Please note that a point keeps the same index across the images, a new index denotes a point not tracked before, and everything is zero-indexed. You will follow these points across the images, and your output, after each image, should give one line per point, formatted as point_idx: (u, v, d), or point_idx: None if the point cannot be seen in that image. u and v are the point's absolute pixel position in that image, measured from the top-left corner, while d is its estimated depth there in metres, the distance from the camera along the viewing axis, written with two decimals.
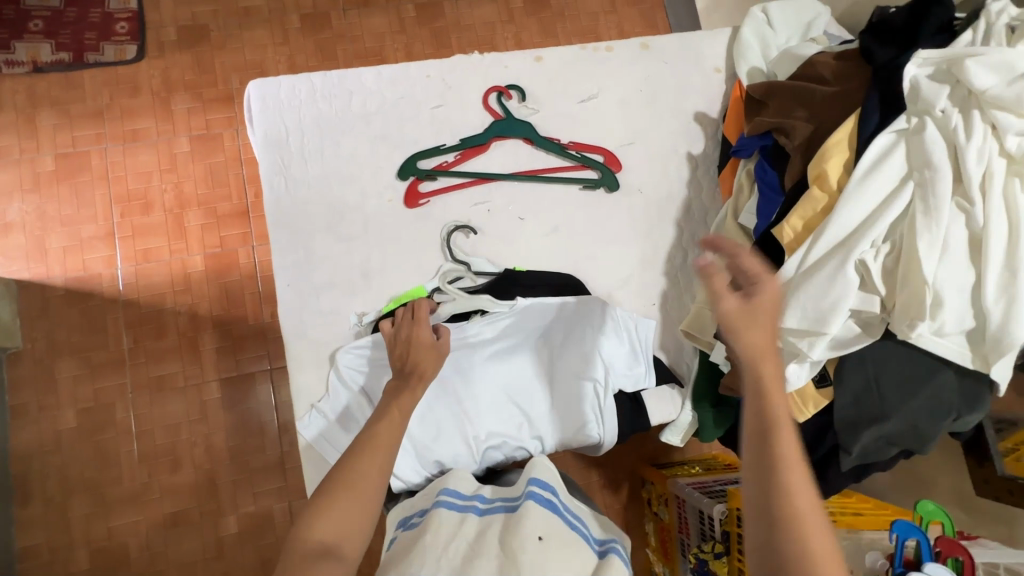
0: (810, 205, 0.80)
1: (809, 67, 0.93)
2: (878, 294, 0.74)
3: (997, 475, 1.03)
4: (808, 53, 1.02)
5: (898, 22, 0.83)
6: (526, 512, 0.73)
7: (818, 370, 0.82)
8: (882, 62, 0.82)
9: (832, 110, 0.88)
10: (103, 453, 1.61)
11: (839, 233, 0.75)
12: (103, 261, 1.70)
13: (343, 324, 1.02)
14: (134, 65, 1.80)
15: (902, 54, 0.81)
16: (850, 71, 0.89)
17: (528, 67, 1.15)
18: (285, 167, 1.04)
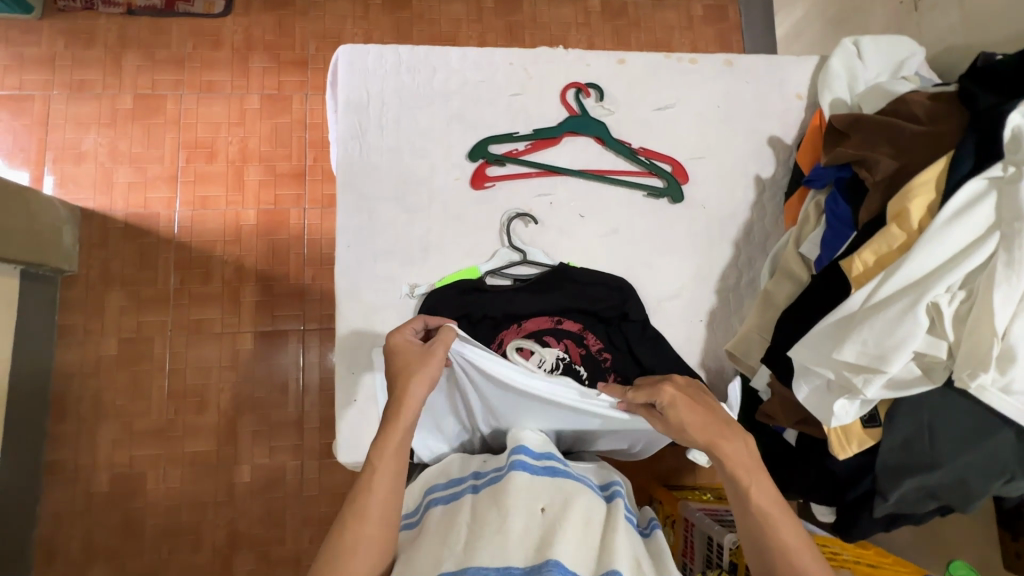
0: (884, 243, 0.78)
1: (902, 104, 0.92)
2: (946, 340, 0.71)
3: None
4: (899, 90, 1.00)
5: (1004, 69, 0.81)
6: (521, 477, 0.76)
7: (869, 409, 0.79)
8: (982, 107, 0.79)
9: (920, 150, 0.85)
10: (137, 384, 1.67)
11: (911, 273, 0.73)
12: (164, 202, 1.77)
13: (394, 293, 1.04)
14: (220, 19, 1.87)
15: (1005, 102, 0.78)
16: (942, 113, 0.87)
17: (609, 68, 1.15)
18: (362, 133, 1.07)
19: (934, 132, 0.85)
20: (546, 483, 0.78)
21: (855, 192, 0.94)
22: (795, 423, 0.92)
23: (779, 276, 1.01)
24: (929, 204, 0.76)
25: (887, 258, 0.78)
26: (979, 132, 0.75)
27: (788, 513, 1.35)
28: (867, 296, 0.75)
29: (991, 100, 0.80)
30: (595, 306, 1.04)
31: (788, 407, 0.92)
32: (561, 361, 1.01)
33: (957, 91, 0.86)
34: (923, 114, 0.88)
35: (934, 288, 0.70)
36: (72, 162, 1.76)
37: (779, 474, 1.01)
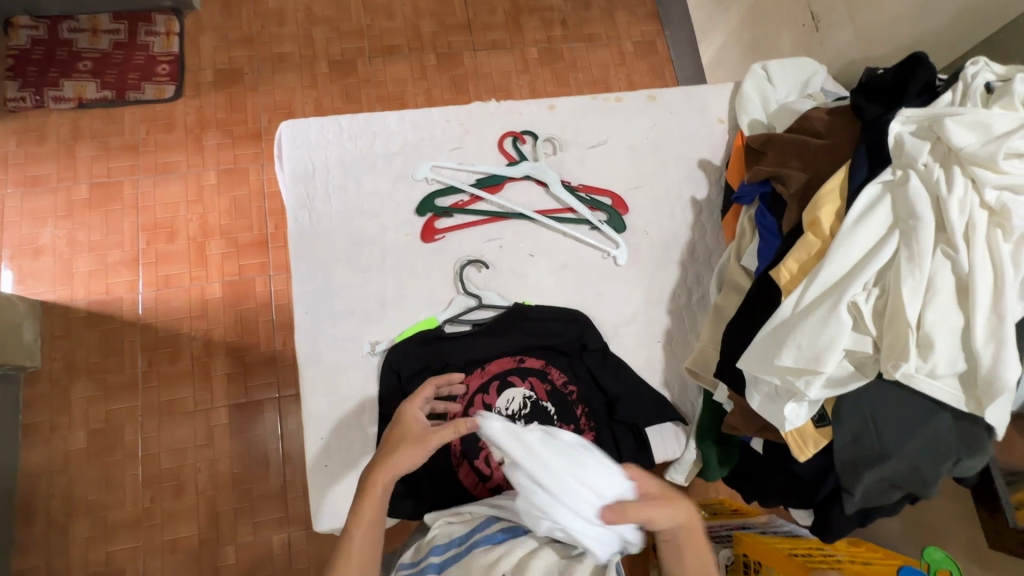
0: (803, 250, 0.83)
1: (805, 121, 1.00)
2: (870, 336, 0.76)
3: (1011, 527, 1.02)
4: (803, 108, 1.09)
5: (885, 83, 0.90)
6: (486, 552, 0.77)
7: (817, 409, 0.83)
8: (870, 117, 0.88)
9: (825, 163, 0.93)
10: (108, 475, 1.62)
11: (832, 277, 0.78)
12: (126, 285, 1.76)
13: (357, 352, 1.05)
14: (171, 103, 1.92)
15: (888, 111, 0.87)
16: (841, 125, 0.95)
17: (540, 114, 1.22)
18: (310, 201, 1.11)
19: (833, 143, 0.93)
20: (510, 544, 0.78)
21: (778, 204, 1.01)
22: (756, 431, 0.94)
23: (726, 291, 1.06)
24: (836, 210, 0.83)
25: (808, 264, 0.83)
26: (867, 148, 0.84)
27: (780, 521, 1.38)
28: (799, 300, 0.80)
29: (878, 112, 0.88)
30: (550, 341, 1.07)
31: (748, 416, 0.95)
32: (528, 400, 1.03)
33: (849, 105, 0.95)
34: (824, 128, 0.96)
35: (851, 291, 0.75)
36: (29, 257, 1.75)
37: (756, 483, 1.04)
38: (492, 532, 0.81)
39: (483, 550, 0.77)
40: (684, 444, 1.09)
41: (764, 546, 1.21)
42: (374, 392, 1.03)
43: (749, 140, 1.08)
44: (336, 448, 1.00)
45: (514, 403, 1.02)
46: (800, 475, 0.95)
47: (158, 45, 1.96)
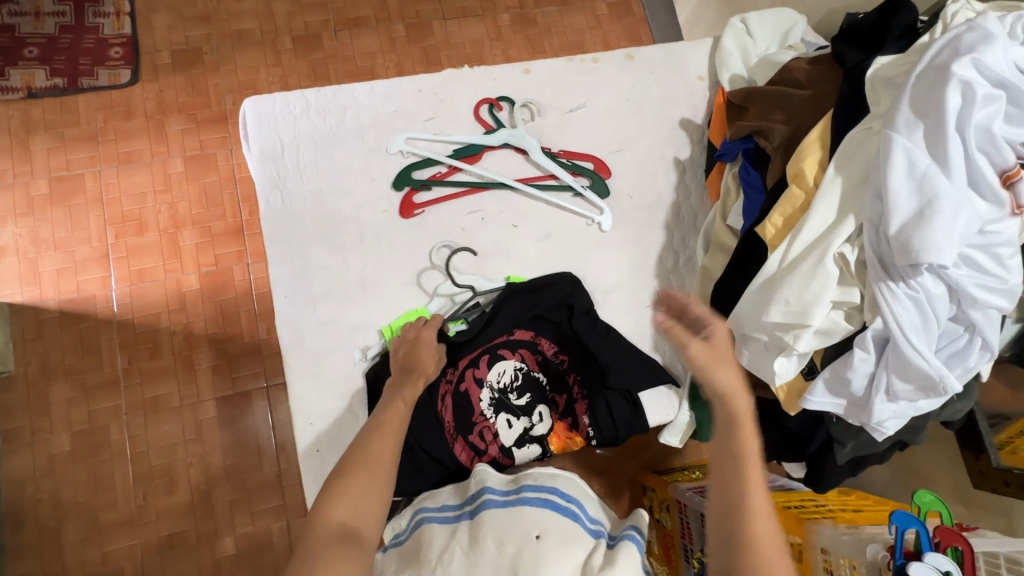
0: (788, 204, 0.83)
1: (786, 73, 0.98)
2: (855, 287, 0.76)
3: (993, 466, 1.06)
4: (783, 59, 1.06)
5: (864, 28, 0.88)
6: (519, 514, 0.78)
7: (807, 361, 0.82)
8: (852, 64, 0.86)
9: (808, 115, 0.91)
10: (97, 476, 1.59)
11: (813, 232, 0.78)
12: (98, 282, 1.70)
13: (341, 335, 1.02)
14: (128, 88, 1.83)
15: (871, 55, 0.85)
16: (823, 75, 0.93)
17: (516, 79, 1.18)
18: (281, 181, 1.06)
19: (815, 94, 0.91)
20: (546, 517, 0.78)
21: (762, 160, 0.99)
22: (747, 389, 0.94)
23: (712, 251, 1.05)
24: (818, 165, 0.83)
25: (791, 219, 0.82)
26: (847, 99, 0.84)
27: (772, 476, 1.41)
28: (784, 254, 0.79)
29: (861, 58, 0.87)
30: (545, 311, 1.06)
31: (738, 373, 0.95)
32: (519, 372, 1.04)
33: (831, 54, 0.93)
34: (805, 78, 0.94)
35: (834, 243, 0.75)
36: None
37: None
38: (501, 501, 0.81)
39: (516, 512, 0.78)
40: (677, 406, 1.09)
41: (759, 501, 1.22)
42: (361, 374, 1.01)
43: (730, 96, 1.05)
44: (326, 433, 0.98)
45: (505, 375, 1.03)
46: (791, 428, 0.96)
47: (109, 26, 1.85)
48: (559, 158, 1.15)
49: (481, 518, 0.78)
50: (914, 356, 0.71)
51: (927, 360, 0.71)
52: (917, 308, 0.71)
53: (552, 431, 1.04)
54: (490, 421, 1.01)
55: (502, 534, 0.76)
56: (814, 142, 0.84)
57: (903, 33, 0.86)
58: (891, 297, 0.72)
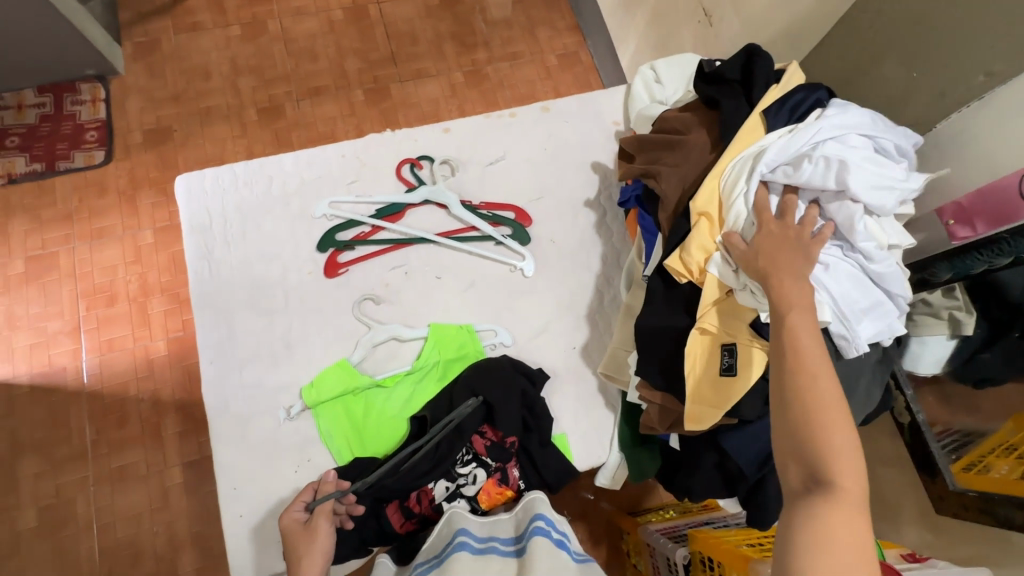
0: (700, 236, 0.88)
1: (665, 123, 1.08)
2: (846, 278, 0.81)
3: (950, 489, 1.02)
4: (656, 113, 1.19)
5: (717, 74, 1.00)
6: None
7: (703, 380, 0.88)
8: (727, 117, 0.95)
9: (693, 163, 0.99)
10: (62, 551, 1.58)
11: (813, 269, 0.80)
12: (69, 354, 1.75)
13: (267, 399, 1.04)
14: (102, 168, 1.93)
15: (716, 89, 1.00)
16: (695, 121, 1.03)
17: (436, 138, 1.24)
18: (208, 250, 1.11)
19: (686, 145, 1.00)
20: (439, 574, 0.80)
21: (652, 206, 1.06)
22: (670, 427, 0.96)
23: (633, 289, 1.12)
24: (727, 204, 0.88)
25: (703, 249, 0.88)
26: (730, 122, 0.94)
27: (741, 513, 1.39)
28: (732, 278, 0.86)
29: (739, 111, 0.95)
30: (485, 389, 1.02)
31: (663, 411, 0.97)
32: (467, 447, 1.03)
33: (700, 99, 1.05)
34: (681, 125, 1.04)
35: (841, 282, 0.80)
36: None
37: (679, 481, 1.03)
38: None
39: None
40: (608, 447, 1.09)
41: (715, 540, 1.22)
42: (286, 436, 1.02)
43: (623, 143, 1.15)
44: (248, 498, 0.98)
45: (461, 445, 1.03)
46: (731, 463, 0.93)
47: (85, 112, 1.97)
48: (479, 211, 1.19)
49: None
50: (857, 339, 0.81)
51: None
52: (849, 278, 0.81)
53: (492, 488, 1.02)
54: (430, 487, 1.00)
55: None
56: (712, 176, 0.90)
57: (770, 87, 0.95)
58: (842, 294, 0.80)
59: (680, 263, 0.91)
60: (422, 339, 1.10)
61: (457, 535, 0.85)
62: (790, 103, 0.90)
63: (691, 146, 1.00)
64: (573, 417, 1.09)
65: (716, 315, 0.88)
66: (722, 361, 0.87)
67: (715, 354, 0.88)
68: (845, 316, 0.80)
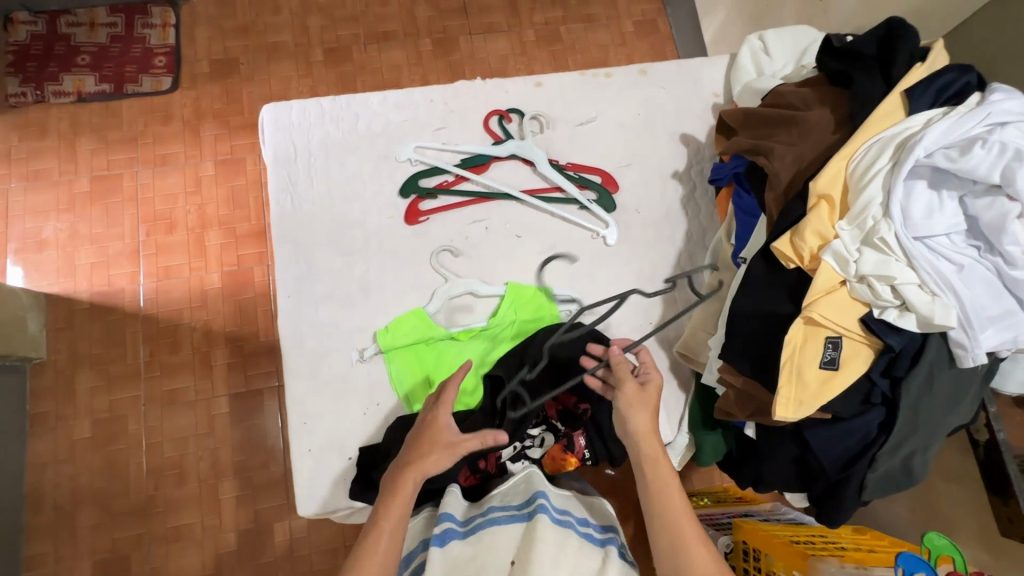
0: (819, 220, 0.80)
1: (778, 96, 0.98)
2: (975, 281, 0.75)
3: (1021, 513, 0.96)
4: (767, 86, 1.10)
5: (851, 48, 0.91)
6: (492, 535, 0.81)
7: (801, 371, 0.80)
8: (859, 94, 0.86)
9: (809, 142, 0.90)
10: (112, 465, 1.59)
11: (943, 265, 0.75)
12: (128, 277, 1.72)
13: (340, 339, 1.03)
14: (168, 95, 1.87)
15: (845, 64, 0.91)
16: (814, 98, 0.94)
17: (527, 92, 1.19)
18: (293, 185, 1.09)
19: (805, 122, 0.91)
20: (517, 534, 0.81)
21: (754, 182, 1.00)
22: (751, 416, 0.91)
23: (718, 269, 1.06)
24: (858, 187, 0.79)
25: (824, 235, 0.80)
26: (861, 102, 0.86)
27: (783, 509, 1.33)
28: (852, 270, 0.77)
29: (873, 90, 0.86)
30: (564, 360, 1.02)
31: (743, 398, 0.91)
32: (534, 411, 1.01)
33: (822, 74, 0.96)
34: (798, 101, 0.94)
35: (972, 283, 0.75)
36: (33, 251, 1.72)
37: (749, 470, 1.01)
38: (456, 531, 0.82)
39: (492, 531, 0.81)
40: (676, 428, 1.06)
41: (763, 531, 1.17)
42: (357, 377, 1.02)
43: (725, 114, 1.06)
44: (318, 433, 0.99)
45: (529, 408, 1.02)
46: (811, 457, 0.89)
47: (155, 37, 1.90)
48: (566, 171, 1.14)
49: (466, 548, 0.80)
50: (978, 349, 0.75)
51: (898, 340, 0.78)
52: (982, 281, 0.75)
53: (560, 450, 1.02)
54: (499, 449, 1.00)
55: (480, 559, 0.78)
56: (843, 157, 0.82)
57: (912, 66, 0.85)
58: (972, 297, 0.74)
59: (790, 247, 0.83)
60: (498, 296, 1.08)
61: (540, 496, 0.84)
62: (938, 85, 0.80)
63: (810, 124, 0.90)
64: None
65: (826, 305, 0.79)
66: (824, 354, 0.80)
67: (819, 343, 0.80)
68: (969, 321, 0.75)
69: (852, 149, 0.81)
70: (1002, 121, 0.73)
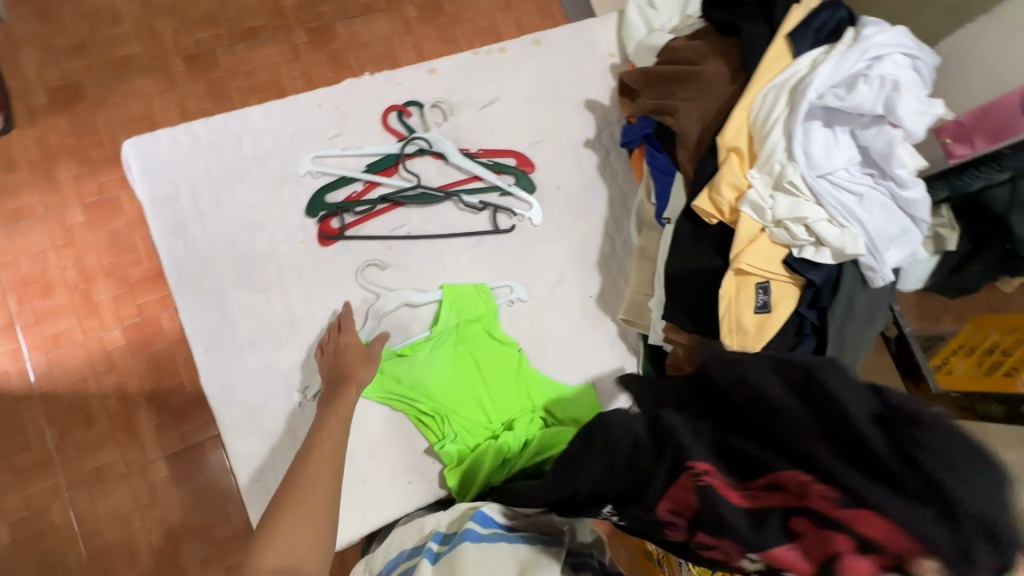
0: (731, 172, 0.83)
1: (671, 53, 0.99)
2: (875, 207, 0.80)
3: None
4: (659, 42, 1.09)
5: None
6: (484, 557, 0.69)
7: (738, 320, 0.84)
8: (748, 41, 0.88)
9: (710, 95, 0.91)
10: (47, 564, 1.41)
11: (847, 198, 0.79)
12: (8, 356, 1.48)
13: (275, 382, 0.95)
14: (4, 138, 1.58)
15: (731, 13, 0.93)
16: (706, 49, 0.95)
17: (422, 82, 1.12)
18: (182, 227, 0.98)
19: (703, 76, 0.92)
20: (510, 557, 0.70)
21: (665, 141, 1.01)
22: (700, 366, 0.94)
23: (645, 231, 1.08)
24: (760, 136, 0.82)
25: (738, 187, 0.83)
26: (751, 47, 0.88)
27: None
28: (770, 218, 0.81)
29: (760, 35, 0.88)
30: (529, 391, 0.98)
31: (691, 351, 0.95)
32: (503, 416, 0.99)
33: (710, 24, 0.97)
34: (692, 55, 0.96)
35: (873, 210, 0.80)
36: None
37: None
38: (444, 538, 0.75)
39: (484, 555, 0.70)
40: (634, 390, 1.09)
41: None
42: (306, 419, 0.94)
43: (625, 77, 1.06)
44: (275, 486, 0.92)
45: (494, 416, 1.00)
46: None
47: None
48: (478, 159, 1.10)
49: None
50: (884, 268, 0.82)
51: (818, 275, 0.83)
52: (881, 206, 0.81)
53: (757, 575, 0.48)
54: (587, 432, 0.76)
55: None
56: (744, 108, 0.84)
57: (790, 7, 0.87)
58: (874, 222, 0.80)
59: (709, 203, 0.85)
60: (436, 302, 1.03)
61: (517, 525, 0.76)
62: (816, 25, 0.84)
63: (707, 77, 0.92)
64: (597, 366, 1.08)
65: (752, 253, 0.82)
66: (757, 300, 0.84)
67: (749, 288, 0.84)
68: (875, 244, 0.80)
69: (750, 99, 0.84)
70: (876, 55, 0.77)
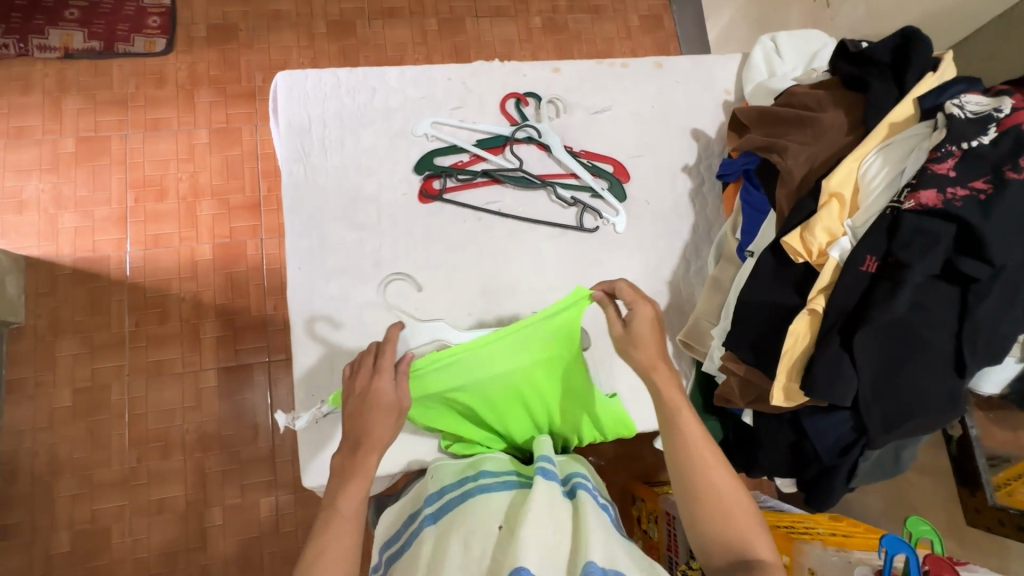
0: (828, 218, 0.86)
1: (791, 97, 1.02)
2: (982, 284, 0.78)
3: (988, 504, 1.03)
4: (781, 86, 1.13)
5: (862, 52, 0.95)
6: (480, 505, 0.77)
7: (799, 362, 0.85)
8: (873, 99, 0.91)
9: (822, 142, 0.94)
10: (95, 436, 1.49)
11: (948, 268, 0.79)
12: (114, 244, 1.61)
13: (349, 313, 1.03)
14: (163, 57, 1.75)
15: (861, 69, 0.95)
16: (830, 99, 0.97)
17: (545, 77, 1.20)
18: (306, 155, 1.08)
19: (819, 123, 0.95)
20: (498, 503, 0.78)
21: (765, 179, 1.03)
22: (750, 402, 0.95)
23: (722, 263, 1.10)
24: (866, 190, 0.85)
25: (832, 233, 0.86)
26: (875, 105, 0.90)
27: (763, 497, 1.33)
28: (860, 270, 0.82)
29: (887, 95, 0.90)
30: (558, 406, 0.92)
31: (745, 386, 0.95)
32: None
33: (836, 77, 0.99)
34: (812, 102, 0.98)
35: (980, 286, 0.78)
36: (12, 212, 1.59)
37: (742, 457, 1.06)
38: (434, 511, 0.80)
39: (477, 499, 0.78)
40: None
41: None
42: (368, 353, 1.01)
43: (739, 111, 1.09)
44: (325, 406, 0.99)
45: None
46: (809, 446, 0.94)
47: None
48: (578, 158, 1.15)
49: (446, 518, 0.78)
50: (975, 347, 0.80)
51: (902, 340, 0.81)
52: None
53: None
54: None
55: (463, 530, 0.74)
56: (856, 159, 0.87)
57: (924, 74, 0.89)
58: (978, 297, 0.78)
59: (800, 242, 0.87)
60: (508, 278, 1.09)
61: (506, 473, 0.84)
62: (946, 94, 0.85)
63: (825, 124, 0.94)
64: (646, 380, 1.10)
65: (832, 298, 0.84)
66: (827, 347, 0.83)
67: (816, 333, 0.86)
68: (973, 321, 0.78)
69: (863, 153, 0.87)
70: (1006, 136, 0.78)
